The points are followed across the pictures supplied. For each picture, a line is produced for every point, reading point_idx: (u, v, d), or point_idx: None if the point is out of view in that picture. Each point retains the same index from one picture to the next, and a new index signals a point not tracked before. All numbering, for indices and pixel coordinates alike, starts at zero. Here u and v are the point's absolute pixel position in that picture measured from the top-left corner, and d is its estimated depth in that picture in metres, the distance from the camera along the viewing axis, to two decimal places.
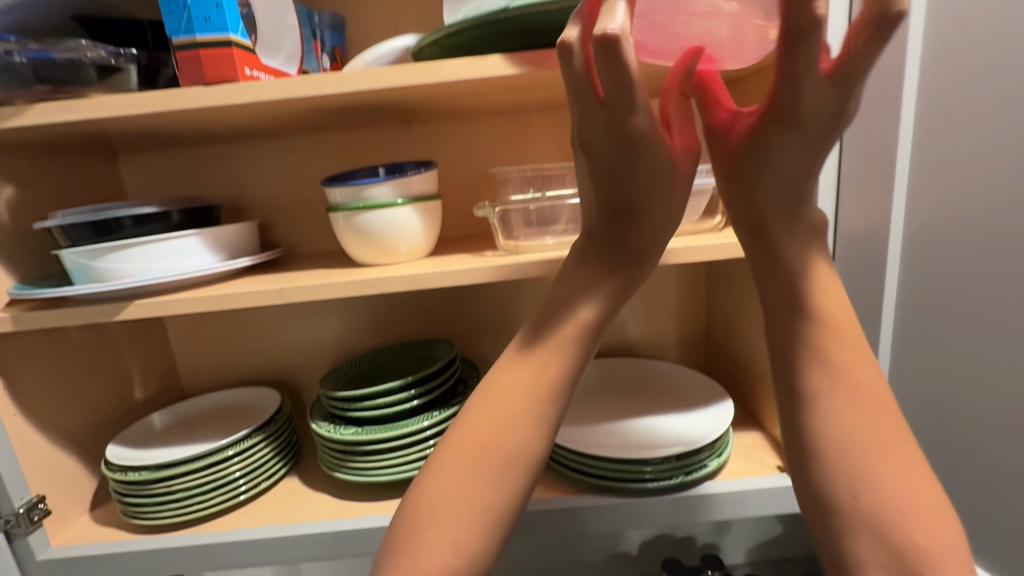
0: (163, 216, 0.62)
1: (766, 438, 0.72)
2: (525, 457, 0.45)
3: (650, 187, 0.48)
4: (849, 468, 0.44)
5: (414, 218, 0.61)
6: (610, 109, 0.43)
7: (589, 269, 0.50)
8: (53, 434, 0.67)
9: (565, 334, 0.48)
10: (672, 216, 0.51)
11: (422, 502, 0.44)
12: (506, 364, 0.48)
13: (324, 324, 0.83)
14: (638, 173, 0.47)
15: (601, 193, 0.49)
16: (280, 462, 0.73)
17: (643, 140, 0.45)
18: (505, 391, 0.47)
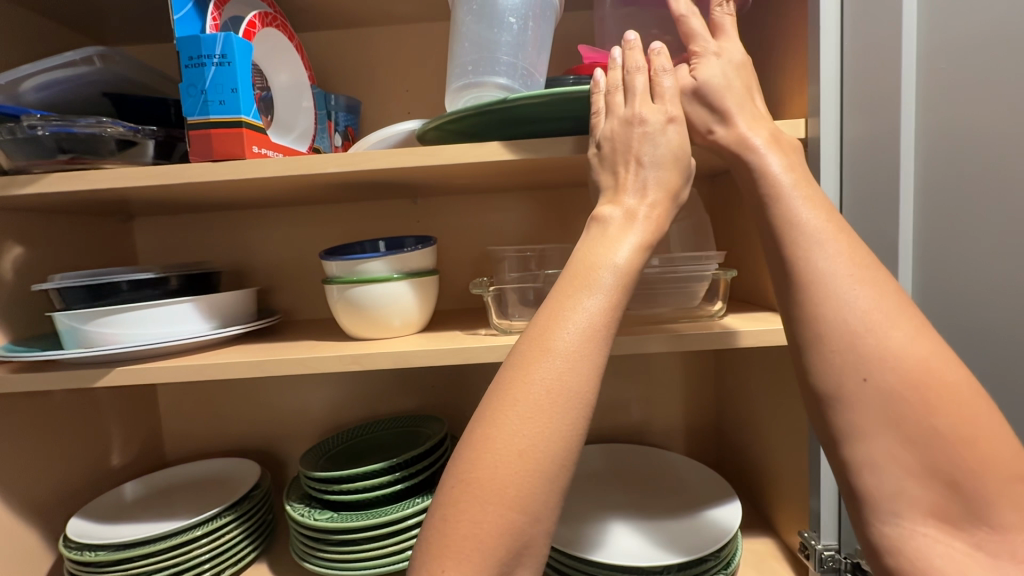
0: (160, 282, 0.62)
1: (777, 546, 0.66)
2: (579, 408, 0.40)
3: (669, 152, 0.48)
4: (863, 355, 0.39)
5: (408, 293, 0.61)
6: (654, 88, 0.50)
7: (622, 221, 0.46)
8: (16, 502, 0.63)
9: (613, 276, 0.43)
10: (683, 171, 0.49)
11: (479, 460, 0.38)
12: (561, 303, 0.43)
13: (315, 395, 0.80)
14: (657, 141, 0.48)
15: (623, 156, 0.49)
16: (249, 545, 0.68)
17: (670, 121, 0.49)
18: (553, 336, 0.41)
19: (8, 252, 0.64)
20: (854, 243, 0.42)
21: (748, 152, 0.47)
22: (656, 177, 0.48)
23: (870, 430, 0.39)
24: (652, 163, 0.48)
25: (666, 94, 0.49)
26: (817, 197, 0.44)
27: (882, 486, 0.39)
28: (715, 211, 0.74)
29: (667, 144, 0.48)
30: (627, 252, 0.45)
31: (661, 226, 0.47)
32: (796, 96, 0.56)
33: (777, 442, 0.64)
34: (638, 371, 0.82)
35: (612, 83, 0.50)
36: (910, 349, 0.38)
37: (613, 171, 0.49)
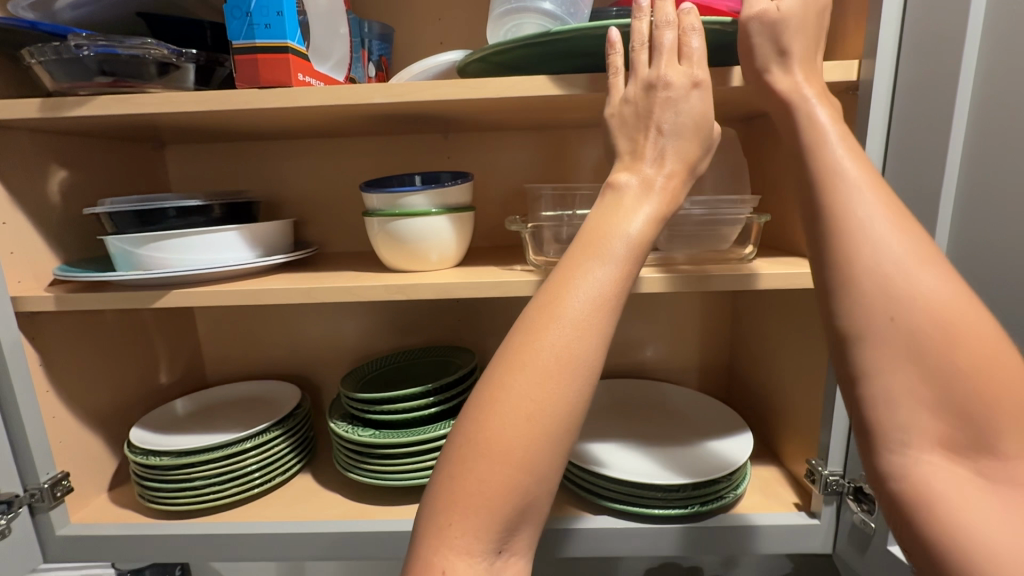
0: (205, 210, 0.64)
1: (782, 473, 0.71)
2: (587, 372, 0.42)
3: (690, 120, 0.49)
4: (893, 298, 0.41)
5: (447, 227, 0.62)
6: (679, 48, 0.49)
7: (637, 190, 0.47)
8: (82, 412, 0.68)
9: (624, 249, 0.44)
10: (706, 141, 0.50)
11: (488, 419, 0.40)
12: (572, 273, 0.44)
13: (348, 324, 0.84)
14: (680, 107, 0.48)
15: (641, 125, 0.49)
16: (294, 458, 0.74)
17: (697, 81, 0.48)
18: (563, 300, 0.43)
19: (54, 176, 0.65)
20: (893, 197, 0.44)
21: (801, 100, 0.48)
22: (676, 146, 0.49)
23: (879, 377, 0.42)
24: (674, 130, 0.48)
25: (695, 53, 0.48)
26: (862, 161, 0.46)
27: (892, 420, 0.41)
28: (751, 157, 0.74)
29: (693, 111, 0.48)
30: (639, 224, 0.46)
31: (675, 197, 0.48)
32: (852, 37, 0.55)
33: (790, 381, 0.68)
34: (654, 314, 0.85)
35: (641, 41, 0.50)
36: (925, 296, 0.41)
37: (636, 137, 0.50)
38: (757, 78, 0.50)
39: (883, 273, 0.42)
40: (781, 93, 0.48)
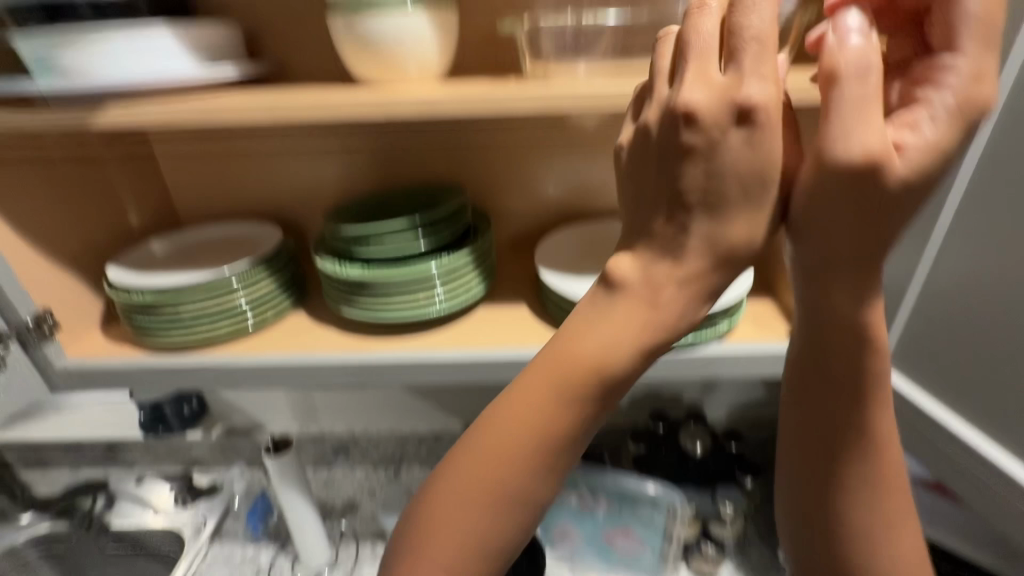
0: (126, 7, 0.52)
1: (777, 306, 0.71)
2: (532, 498, 0.38)
3: (716, 190, 0.33)
4: (848, 479, 0.43)
5: (425, 30, 0.52)
6: (722, 87, 0.32)
7: (650, 253, 0.35)
8: (50, 251, 0.65)
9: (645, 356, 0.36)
10: (756, 198, 0.33)
11: (427, 522, 0.38)
12: (575, 352, 0.36)
13: (325, 160, 0.77)
14: (696, 172, 0.33)
15: (661, 179, 0.34)
16: (285, 296, 0.72)
17: (742, 134, 0.32)
18: (521, 420, 0.37)
19: None
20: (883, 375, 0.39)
21: (876, 216, 0.31)
22: (703, 229, 0.33)
23: (821, 534, 0.45)
24: (725, 190, 0.33)
25: (747, 60, 0.31)
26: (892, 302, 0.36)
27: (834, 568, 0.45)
28: None
29: (751, 160, 0.32)
30: (622, 361, 0.36)
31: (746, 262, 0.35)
32: None
33: None
34: None
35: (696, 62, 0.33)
36: (885, 426, 0.41)
37: (663, 191, 0.34)
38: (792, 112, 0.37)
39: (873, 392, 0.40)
40: (839, 197, 0.31)
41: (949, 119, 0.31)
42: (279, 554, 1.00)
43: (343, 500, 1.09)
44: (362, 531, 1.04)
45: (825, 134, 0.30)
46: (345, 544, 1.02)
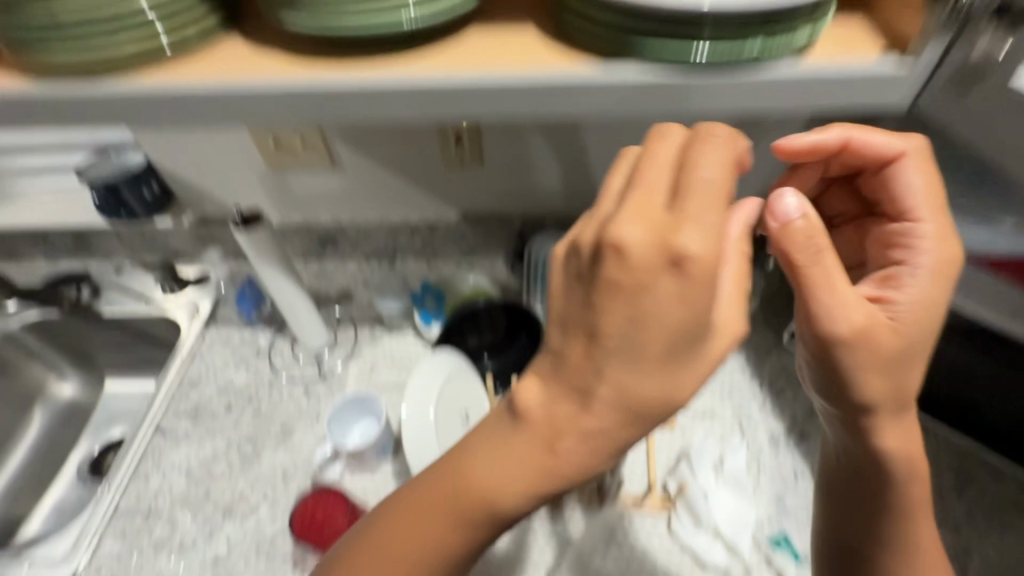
0: None
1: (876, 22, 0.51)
2: (447, 557, 0.38)
3: (639, 326, 0.31)
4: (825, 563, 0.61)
5: None
6: (668, 214, 0.31)
7: (558, 401, 0.34)
8: None
9: (574, 466, 0.35)
10: (667, 389, 0.33)
11: (369, 534, 0.41)
12: (490, 473, 0.36)
13: None
14: (635, 308, 0.31)
15: (602, 314, 0.32)
16: (204, 9, 0.52)
17: (679, 267, 0.30)
18: (466, 472, 0.37)
19: None
20: (898, 409, 0.48)
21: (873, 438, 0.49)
22: (618, 375, 0.32)
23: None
24: (647, 350, 0.32)
25: (692, 205, 0.31)
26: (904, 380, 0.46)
27: None
28: None
29: (684, 303, 0.31)
30: (521, 501, 0.36)
31: (668, 391, 0.33)
32: None
33: None
34: None
35: (644, 200, 0.32)
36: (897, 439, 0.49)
37: (580, 366, 0.33)
38: (779, 251, 0.41)
39: (904, 438, 0.50)
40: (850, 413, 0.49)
41: (925, 274, 0.47)
42: (279, 337, 0.99)
43: (338, 289, 1.06)
44: (360, 317, 1.02)
45: (817, 324, 0.43)
46: (343, 328, 1.01)
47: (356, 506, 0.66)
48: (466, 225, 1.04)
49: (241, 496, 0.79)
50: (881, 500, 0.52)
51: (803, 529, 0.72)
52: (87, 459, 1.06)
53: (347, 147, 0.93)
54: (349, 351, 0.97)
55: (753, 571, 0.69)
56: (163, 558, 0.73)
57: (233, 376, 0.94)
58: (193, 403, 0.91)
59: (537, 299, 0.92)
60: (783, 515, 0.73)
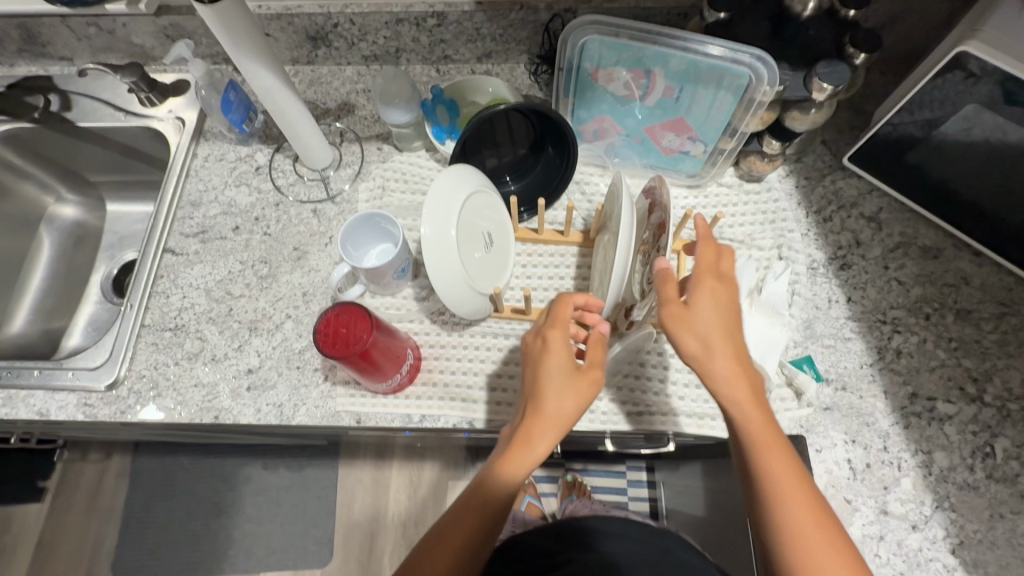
0: None
1: None
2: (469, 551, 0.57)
3: (535, 379, 0.60)
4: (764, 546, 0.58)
5: None
6: (545, 322, 0.64)
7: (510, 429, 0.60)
8: None
9: (522, 459, 0.56)
10: (558, 400, 0.57)
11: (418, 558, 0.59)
12: (483, 478, 0.58)
13: None
14: (537, 365, 0.61)
15: (524, 376, 0.61)
16: None
17: (552, 334, 0.61)
18: (474, 488, 0.59)
19: None
20: (714, 361, 0.57)
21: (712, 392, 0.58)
22: (538, 401, 0.59)
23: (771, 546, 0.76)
24: (544, 392, 0.58)
25: (557, 312, 0.63)
26: (701, 349, 0.57)
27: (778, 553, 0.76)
28: None
29: (558, 373, 0.59)
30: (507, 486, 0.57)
31: (563, 407, 0.57)
32: None
33: None
34: None
35: (534, 329, 0.65)
36: (730, 392, 0.56)
37: (517, 413, 0.61)
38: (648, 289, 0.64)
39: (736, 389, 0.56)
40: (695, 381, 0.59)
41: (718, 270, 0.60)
42: (277, 154, 0.90)
43: (337, 101, 0.93)
44: (364, 133, 0.91)
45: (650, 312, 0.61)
46: (347, 145, 0.90)
47: (378, 322, 0.65)
48: (483, 18, 0.85)
49: (264, 314, 0.79)
50: (738, 460, 0.58)
51: (826, 352, 0.73)
52: (109, 280, 1.06)
53: None
54: (358, 171, 0.88)
55: (773, 389, 0.70)
56: (198, 368, 0.76)
57: (235, 196, 0.88)
58: (198, 223, 0.86)
59: (568, 108, 0.79)
60: (809, 339, 0.73)
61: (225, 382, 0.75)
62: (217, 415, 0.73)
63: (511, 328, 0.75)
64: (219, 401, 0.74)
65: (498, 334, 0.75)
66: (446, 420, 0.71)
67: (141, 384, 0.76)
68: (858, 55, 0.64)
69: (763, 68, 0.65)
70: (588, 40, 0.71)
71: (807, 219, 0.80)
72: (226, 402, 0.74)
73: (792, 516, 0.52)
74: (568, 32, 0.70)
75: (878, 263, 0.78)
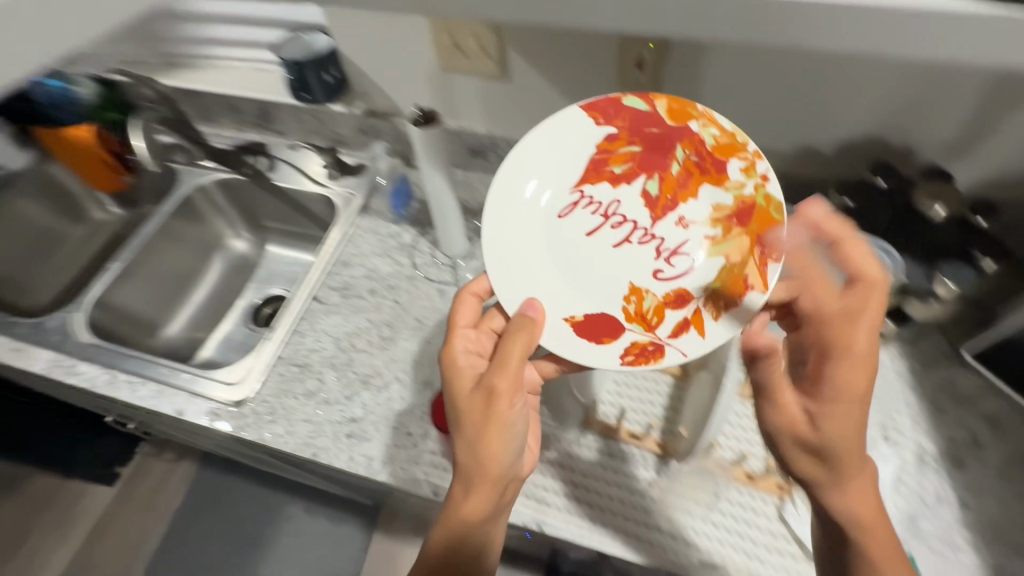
0: None
1: None
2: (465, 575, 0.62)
3: (456, 415, 0.62)
4: None
5: None
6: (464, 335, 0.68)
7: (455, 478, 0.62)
8: None
9: (462, 505, 0.61)
10: (478, 432, 0.59)
11: None
12: (446, 521, 0.62)
13: None
14: (456, 395, 0.63)
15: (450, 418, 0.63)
16: None
17: (465, 364, 0.64)
18: (443, 533, 0.62)
19: None
20: (839, 441, 0.59)
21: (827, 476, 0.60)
22: (465, 439, 0.60)
23: None
24: (464, 441, 0.60)
25: (460, 320, 0.69)
26: (846, 433, 0.59)
27: None
28: None
29: (470, 414, 0.60)
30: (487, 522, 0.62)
31: (484, 446, 0.59)
32: None
33: None
34: None
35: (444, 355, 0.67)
36: (854, 482, 0.60)
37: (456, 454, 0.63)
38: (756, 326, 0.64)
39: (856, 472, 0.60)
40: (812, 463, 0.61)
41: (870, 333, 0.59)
42: (421, 236, 1.05)
43: (479, 203, 1.08)
44: None
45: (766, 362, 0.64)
46: (479, 241, 1.03)
47: None
48: None
49: (377, 371, 0.88)
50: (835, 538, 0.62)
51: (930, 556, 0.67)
52: (251, 308, 1.24)
53: (520, 53, 0.87)
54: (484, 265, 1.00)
55: None
56: (311, 406, 0.85)
57: (379, 265, 1.02)
58: (343, 280, 1.00)
59: None
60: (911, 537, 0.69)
61: (329, 425, 0.83)
62: (315, 453, 0.81)
63: (595, 443, 0.78)
64: (321, 440, 0.82)
65: (583, 443, 0.78)
66: (516, 517, 0.73)
67: (262, 407, 0.86)
68: (988, 261, 0.67)
69: (885, 257, 0.69)
70: None
71: (917, 404, 0.78)
72: (326, 443, 0.81)
73: None
74: None
75: (998, 472, 0.73)
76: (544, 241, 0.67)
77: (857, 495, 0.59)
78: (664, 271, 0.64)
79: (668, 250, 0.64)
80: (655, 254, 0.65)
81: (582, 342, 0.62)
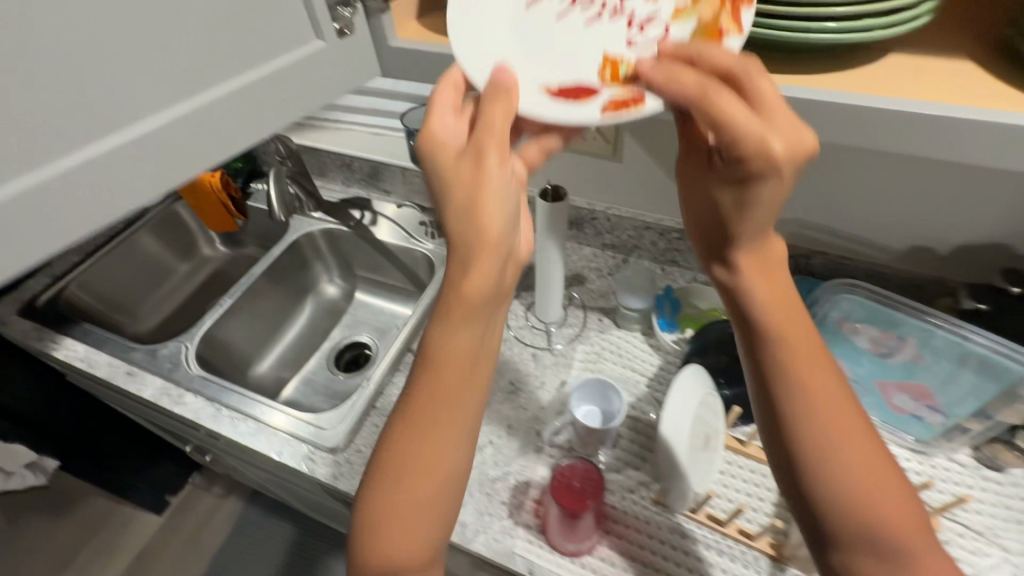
0: None
1: None
2: (441, 446, 0.49)
3: (435, 192, 0.49)
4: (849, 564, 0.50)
5: None
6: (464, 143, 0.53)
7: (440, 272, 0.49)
8: None
9: (461, 287, 0.47)
10: (460, 199, 0.47)
11: (380, 495, 0.49)
12: (433, 338, 0.49)
13: None
14: (434, 173, 0.49)
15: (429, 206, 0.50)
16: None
17: (435, 133, 0.49)
18: (426, 387, 0.49)
19: None
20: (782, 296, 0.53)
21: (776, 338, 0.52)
22: (449, 212, 0.48)
23: None
24: (448, 218, 0.48)
25: (438, 99, 0.51)
26: (783, 289, 0.53)
27: None
28: None
29: (451, 185, 0.48)
30: (455, 342, 0.49)
31: (464, 218, 0.47)
32: None
33: None
34: None
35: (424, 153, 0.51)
36: (818, 378, 0.51)
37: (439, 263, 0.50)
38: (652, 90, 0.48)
39: (794, 324, 0.52)
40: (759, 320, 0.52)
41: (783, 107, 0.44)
42: (515, 299, 1.08)
43: (571, 271, 1.11)
44: (590, 303, 1.06)
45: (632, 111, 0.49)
46: (572, 308, 1.05)
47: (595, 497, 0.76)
48: None
49: None
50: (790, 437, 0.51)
51: None
52: (334, 351, 1.28)
53: (634, 138, 0.97)
54: (577, 332, 1.01)
55: None
56: None
57: None
58: None
59: None
60: None
61: None
62: None
63: (701, 535, 0.73)
64: None
65: (687, 534, 0.74)
66: None
67: (357, 457, 0.87)
68: None
69: None
70: (843, 298, 0.78)
71: None
72: None
73: (891, 518, 0.48)
74: (824, 286, 0.79)
75: None
76: (511, 35, 0.52)
77: (801, 356, 0.51)
78: (637, 40, 0.50)
79: (636, 21, 0.50)
80: (628, 25, 0.51)
81: (556, 109, 0.50)
